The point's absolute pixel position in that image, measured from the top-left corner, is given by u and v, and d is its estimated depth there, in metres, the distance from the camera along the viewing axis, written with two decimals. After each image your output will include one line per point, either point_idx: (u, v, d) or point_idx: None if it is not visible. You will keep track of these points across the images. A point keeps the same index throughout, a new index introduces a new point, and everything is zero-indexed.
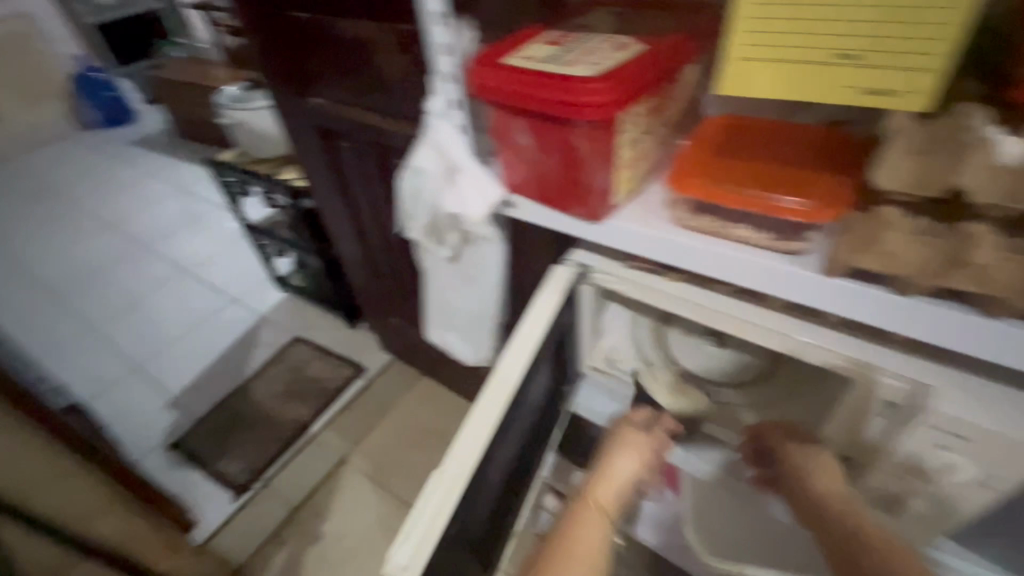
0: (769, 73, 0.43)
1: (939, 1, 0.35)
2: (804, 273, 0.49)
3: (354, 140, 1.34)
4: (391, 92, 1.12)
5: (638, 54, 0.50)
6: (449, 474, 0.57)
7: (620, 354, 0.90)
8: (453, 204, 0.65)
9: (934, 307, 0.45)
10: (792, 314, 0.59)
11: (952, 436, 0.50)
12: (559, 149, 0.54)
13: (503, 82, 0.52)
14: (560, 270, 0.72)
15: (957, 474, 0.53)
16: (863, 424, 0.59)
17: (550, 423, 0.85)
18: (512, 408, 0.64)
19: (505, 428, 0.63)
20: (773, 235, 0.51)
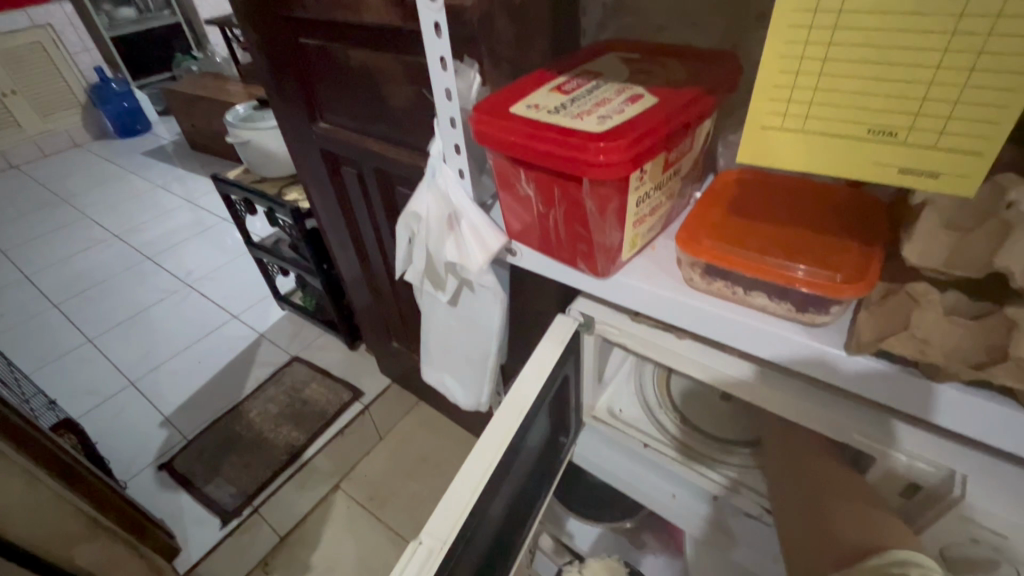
0: (783, 139, 0.35)
1: (1000, 64, 0.27)
2: (826, 348, 0.45)
3: (359, 166, 1.32)
4: (398, 121, 1.10)
5: (651, 108, 0.47)
6: (425, 545, 0.52)
7: (624, 404, 0.86)
8: (451, 251, 0.62)
9: (972, 398, 0.40)
10: (810, 383, 0.55)
11: (989, 531, 0.46)
12: (563, 203, 0.50)
13: (506, 132, 0.49)
14: (562, 320, 0.68)
15: (993, 571, 0.48)
16: (886, 505, 0.54)
17: (546, 478, 0.80)
18: (505, 470, 0.60)
19: (496, 492, 0.59)
20: (792, 305, 0.47)
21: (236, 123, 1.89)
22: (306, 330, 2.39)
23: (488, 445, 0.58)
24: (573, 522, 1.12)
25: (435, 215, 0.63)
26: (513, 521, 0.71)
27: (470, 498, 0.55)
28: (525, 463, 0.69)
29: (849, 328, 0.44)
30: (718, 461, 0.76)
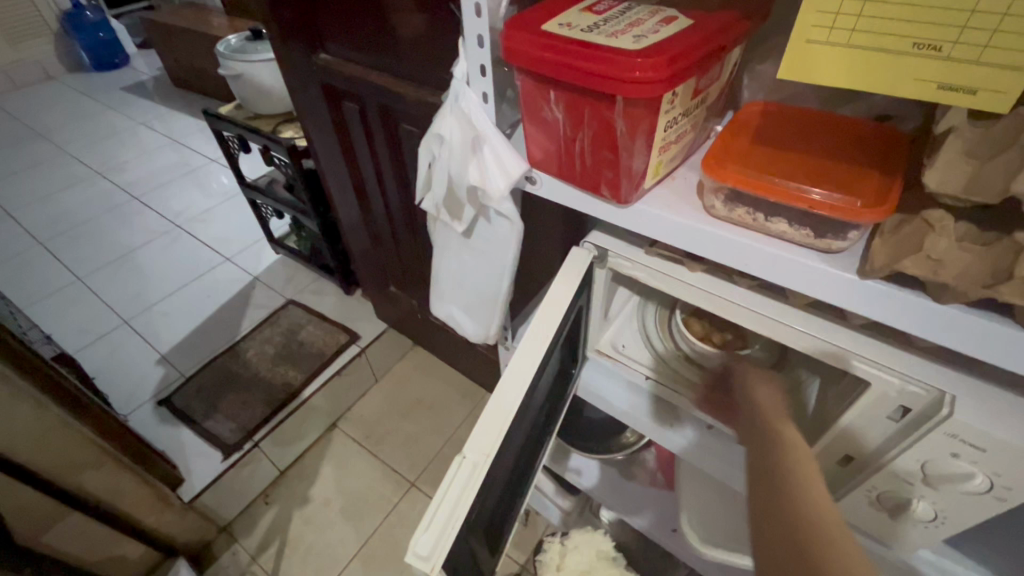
0: (828, 53, 0.35)
1: None
2: (840, 274, 0.47)
3: (361, 101, 1.28)
4: (405, 52, 1.06)
5: (686, 29, 0.47)
6: (469, 460, 0.55)
7: (627, 342, 0.89)
8: (473, 176, 0.62)
9: (975, 320, 0.43)
10: (816, 314, 0.57)
11: (968, 446, 0.50)
12: (592, 126, 0.51)
13: (538, 49, 0.49)
14: (577, 252, 0.69)
15: (968, 483, 0.52)
16: (873, 428, 0.58)
17: (557, 409, 0.83)
18: (529, 395, 0.62)
19: (522, 415, 0.61)
20: (809, 232, 0.49)
21: (227, 55, 1.82)
22: (300, 275, 2.38)
23: (516, 371, 0.60)
24: (576, 457, 1.20)
25: (456, 139, 0.63)
26: (529, 447, 0.74)
27: (507, 420, 0.58)
28: (541, 392, 0.72)
29: (862, 254, 0.46)
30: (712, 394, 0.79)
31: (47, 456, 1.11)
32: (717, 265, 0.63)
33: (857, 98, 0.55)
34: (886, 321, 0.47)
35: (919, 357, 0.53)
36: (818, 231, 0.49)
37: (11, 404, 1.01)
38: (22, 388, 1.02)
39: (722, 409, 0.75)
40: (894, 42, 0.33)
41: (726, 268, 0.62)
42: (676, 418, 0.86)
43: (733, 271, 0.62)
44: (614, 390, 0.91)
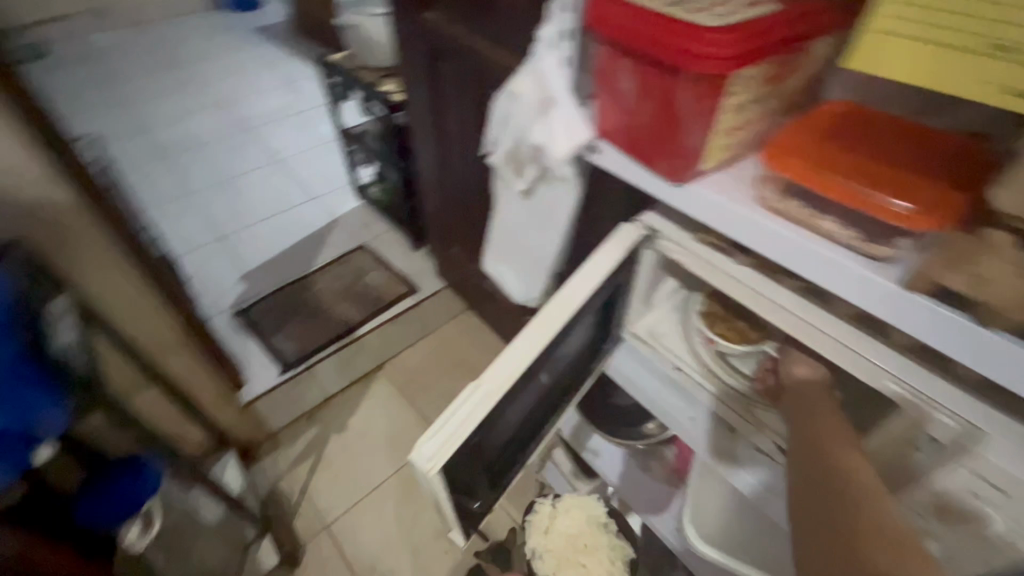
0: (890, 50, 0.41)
1: None
2: (881, 282, 0.46)
3: (457, 63, 1.33)
4: (502, 19, 1.10)
5: (772, 12, 0.47)
6: (484, 387, 0.59)
7: (663, 331, 0.89)
8: (541, 134, 0.65)
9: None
10: (857, 326, 0.56)
11: (993, 486, 0.48)
12: (658, 99, 0.52)
13: (621, 14, 0.50)
14: (628, 229, 0.71)
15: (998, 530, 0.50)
16: (907, 454, 0.57)
17: (579, 381, 0.86)
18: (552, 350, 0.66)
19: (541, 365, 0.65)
20: (861, 236, 0.48)
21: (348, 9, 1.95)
22: (376, 224, 2.52)
23: (546, 322, 0.64)
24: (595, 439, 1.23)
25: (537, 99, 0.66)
26: (542, 407, 0.78)
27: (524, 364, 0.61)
28: (565, 357, 0.75)
29: (916, 261, 0.45)
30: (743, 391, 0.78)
31: (138, 330, 1.24)
32: (773, 258, 0.63)
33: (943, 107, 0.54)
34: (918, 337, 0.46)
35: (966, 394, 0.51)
36: (870, 238, 0.48)
37: (118, 275, 1.12)
38: (128, 266, 1.13)
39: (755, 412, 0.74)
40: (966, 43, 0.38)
41: (772, 265, 0.62)
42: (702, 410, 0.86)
43: (777, 270, 0.61)
44: (643, 377, 0.93)
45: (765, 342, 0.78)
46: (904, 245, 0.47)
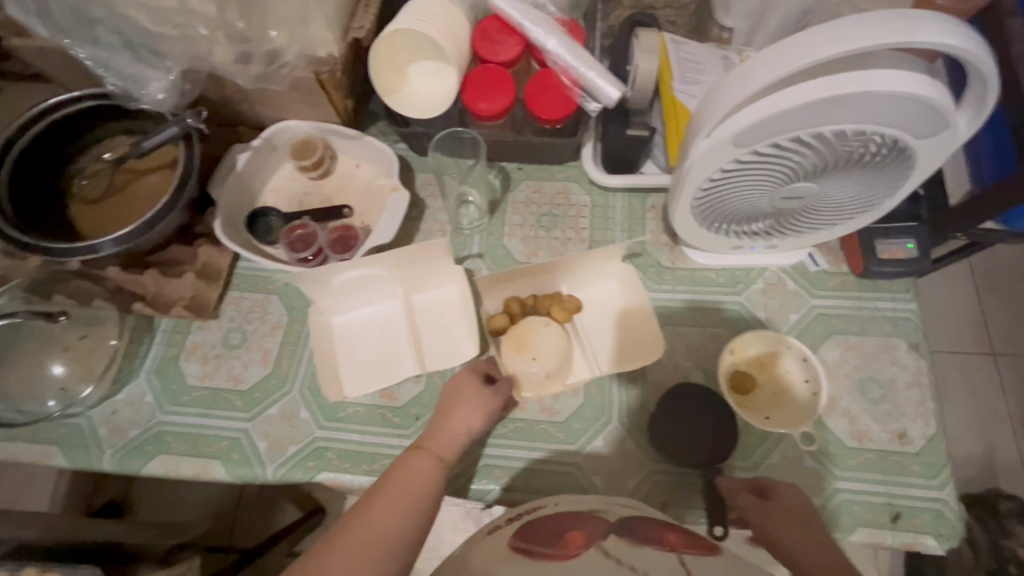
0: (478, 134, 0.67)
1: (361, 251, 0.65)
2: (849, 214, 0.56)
3: (359, 148, 0.71)
4: (393, 91, 0.67)
5: (497, 31, 0.66)
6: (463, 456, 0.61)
7: (739, 185, 0.51)
8: (591, 278, 0.66)
9: (555, 364, 0.61)
10: (877, 171, 0.49)
11: (807, 466, 0.58)
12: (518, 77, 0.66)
13: (473, 87, 0.65)
14: (772, 229, 0.59)
15: (830, 412, 0.60)
16: (808, 325, 0.64)
17: (875, 369, 0.61)
18: (551, 439, 0.61)
19: (562, 471, 0.59)
20: (910, 127, 0.43)
21: None
22: None
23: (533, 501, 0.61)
24: (898, 390, 0.60)
25: (792, 181, 0.50)
26: None
27: (517, 454, 0.60)
28: (660, 475, 0.58)
29: (813, 172, 0.49)
30: (776, 189, 0.51)
31: (195, 512, 1.09)
32: (865, 176, 0.50)
33: (610, 78, 0.62)
34: (848, 212, 0.55)
35: (713, 328, 0.65)
36: (909, 127, 0.43)
37: None
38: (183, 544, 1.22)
39: (770, 208, 0.55)
40: (494, 268, 0.70)
41: (795, 225, 0.58)
42: (828, 203, 0.53)
43: (804, 213, 0.56)
44: (813, 212, 0.55)
45: (845, 194, 0.52)
46: (897, 134, 0.44)
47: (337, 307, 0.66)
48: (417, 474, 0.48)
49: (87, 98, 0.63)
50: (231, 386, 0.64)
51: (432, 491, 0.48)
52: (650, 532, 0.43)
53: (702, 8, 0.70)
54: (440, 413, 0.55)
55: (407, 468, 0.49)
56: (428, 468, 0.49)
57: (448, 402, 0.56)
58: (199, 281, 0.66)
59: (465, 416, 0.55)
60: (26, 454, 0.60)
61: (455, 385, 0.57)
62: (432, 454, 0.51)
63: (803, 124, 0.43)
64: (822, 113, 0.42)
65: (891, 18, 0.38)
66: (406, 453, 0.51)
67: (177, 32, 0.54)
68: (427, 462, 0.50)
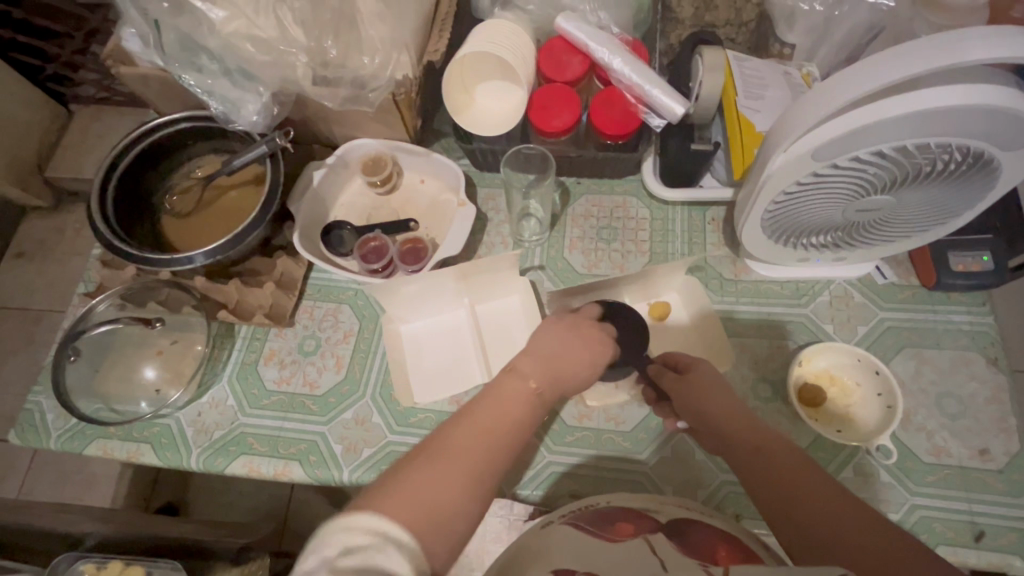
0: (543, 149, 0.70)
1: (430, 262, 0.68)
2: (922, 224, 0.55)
3: (426, 164, 0.74)
4: (462, 110, 0.70)
5: (562, 51, 0.69)
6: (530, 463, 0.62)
7: (812, 198, 0.52)
8: (653, 289, 0.67)
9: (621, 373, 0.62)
10: (956, 184, 0.49)
11: (883, 482, 0.57)
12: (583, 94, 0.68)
13: (539, 105, 0.67)
14: (840, 241, 0.59)
15: (904, 426, 0.59)
16: (878, 338, 0.63)
17: (951, 383, 0.60)
18: (617, 448, 0.61)
19: (629, 480, 0.60)
20: (994, 140, 0.43)
21: None
22: None
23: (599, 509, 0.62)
24: (976, 405, 0.59)
25: (867, 194, 0.51)
26: None
27: (584, 463, 0.61)
28: (729, 487, 0.58)
29: (890, 184, 0.49)
30: (850, 202, 0.52)
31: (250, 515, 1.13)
32: (943, 189, 0.50)
33: (675, 94, 0.64)
34: (922, 223, 0.55)
35: (779, 340, 0.65)
36: (994, 140, 0.43)
37: None
38: None
39: (841, 220, 0.55)
40: (556, 279, 0.71)
41: (866, 237, 0.58)
42: (903, 214, 0.53)
43: (877, 225, 0.56)
44: (886, 223, 0.55)
45: (922, 206, 0.52)
46: (981, 146, 0.44)
47: (406, 316, 0.68)
48: (510, 400, 0.46)
49: (183, 120, 0.68)
50: (307, 391, 0.67)
51: (525, 424, 0.45)
52: (701, 537, 0.44)
53: (762, 25, 0.71)
54: (548, 345, 0.53)
55: (502, 389, 0.47)
56: (525, 398, 0.47)
57: (555, 341, 0.53)
58: (278, 290, 0.70)
59: (579, 360, 0.53)
60: (120, 451, 0.64)
61: (565, 325, 0.55)
62: (531, 384, 0.48)
63: (884, 137, 0.44)
64: (904, 126, 0.43)
65: (979, 33, 0.38)
66: (500, 377, 0.48)
67: (274, 60, 0.59)
68: (525, 390, 0.47)
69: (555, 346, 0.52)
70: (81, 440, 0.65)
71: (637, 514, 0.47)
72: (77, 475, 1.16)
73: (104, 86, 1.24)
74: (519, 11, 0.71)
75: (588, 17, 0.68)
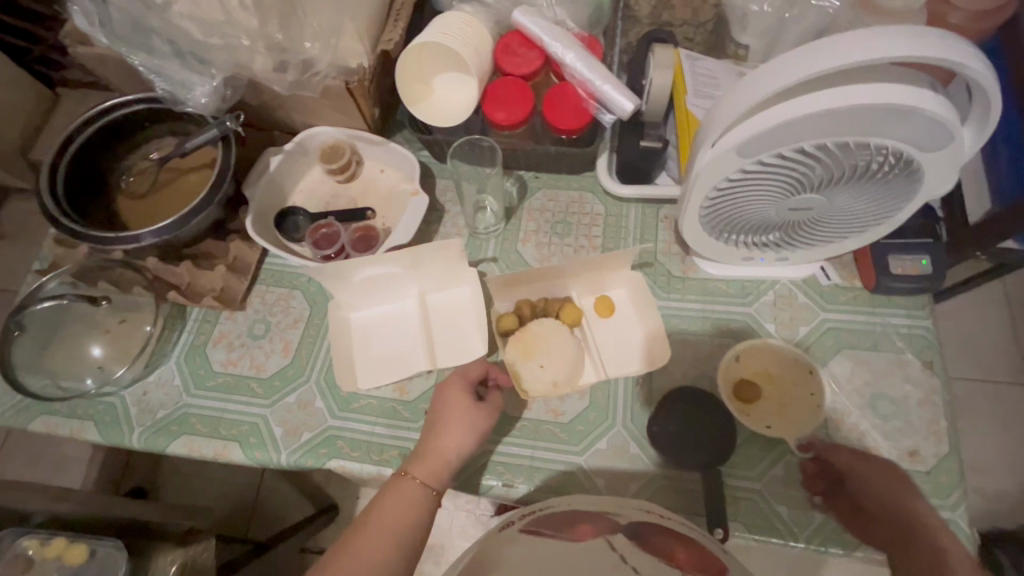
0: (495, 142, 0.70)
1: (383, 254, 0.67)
2: (857, 225, 0.56)
3: (384, 153, 0.75)
4: (417, 101, 0.70)
5: (518, 45, 0.69)
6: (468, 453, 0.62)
7: (745, 195, 0.52)
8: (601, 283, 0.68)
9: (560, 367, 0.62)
10: (884, 184, 0.49)
11: (814, 480, 0.57)
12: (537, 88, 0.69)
13: (492, 98, 0.68)
14: (780, 241, 0.60)
15: (838, 425, 0.59)
16: (819, 338, 0.64)
17: (889, 385, 0.61)
18: (556, 439, 0.62)
19: (564, 471, 0.60)
20: (916, 141, 0.44)
21: None
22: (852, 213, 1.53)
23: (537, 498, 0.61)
24: (912, 406, 0.59)
25: (797, 193, 0.51)
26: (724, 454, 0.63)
27: (523, 453, 0.61)
28: (662, 480, 0.59)
29: (820, 183, 0.50)
30: (783, 200, 0.52)
31: (215, 500, 1.13)
32: (872, 189, 0.50)
33: (624, 91, 0.64)
34: (858, 224, 0.55)
35: (722, 337, 0.65)
36: (915, 139, 0.44)
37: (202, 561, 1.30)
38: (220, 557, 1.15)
39: (777, 219, 0.56)
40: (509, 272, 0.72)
41: (805, 238, 0.59)
42: (837, 214, 0.54)
43: (814, 225, 0.56)
44: (821, 223, 0.56)
45: (855, 205, 0.52)
46: (903, 146, 0.44)
47: (356, 303, 0.69)
48: (405, 501, 0.53)
49: (139, 101, 0.68)
50: (253, 373, 0.67)
51: (420, 517, 0.53)
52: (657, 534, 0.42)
53: (719, 26, 0.72)
54: (440, 430, 0.57)
55: (394, 497, 0.53)
56: (414, 497, 0.54)
57: (445, 420, 0.57)
58: (229, 273, 0.70)
59: (456, 434, 0.57)
60: (63, 427, 0.65)
61: (444, 398, 0.58)
62: (418, 481, 0.55)
63: (806, 134, 0.44)
64: (823, 124, 0.43)
65: (891, 31, 0.39)
66: (394, 479, 0.55)
67: (221, 42, 0.59)
68: (411, 488, 0.54)
69: (444, 429, 0.57)
70: (25, 415, 0.65)
71: (596, 512, 0.43)
72: (45, 457, 1.16)
73: (84, 70, 1.24)
74: (477, 4, 0.71)
75: (544, 12, 0.69)
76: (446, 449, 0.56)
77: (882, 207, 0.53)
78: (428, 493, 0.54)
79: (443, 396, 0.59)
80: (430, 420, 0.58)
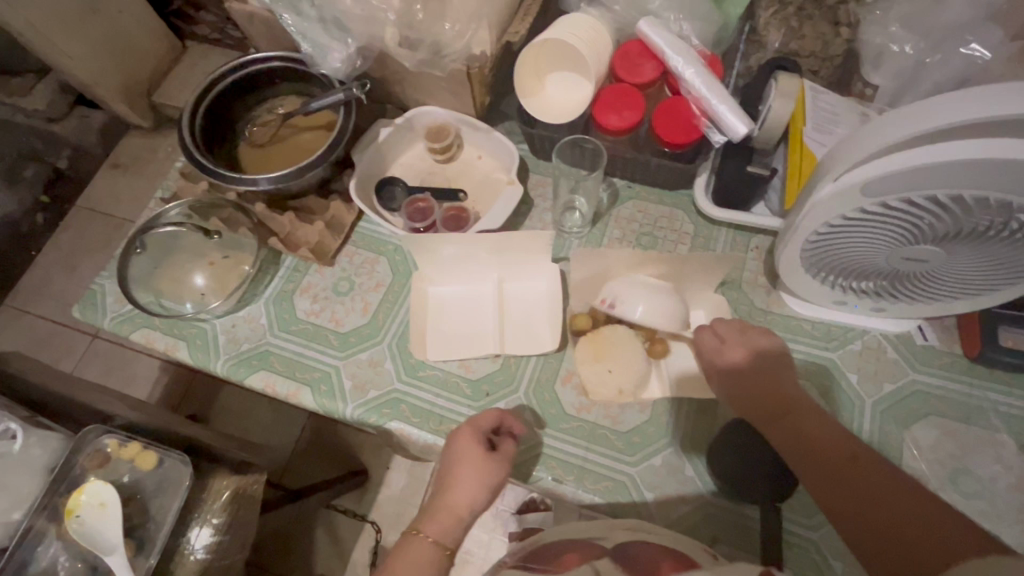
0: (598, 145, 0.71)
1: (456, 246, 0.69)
2: (973, 287, 0.53)
3: (486, 140, 0.77)
4: (529, 94, 0.72)
5: (639, 53, 0.70)
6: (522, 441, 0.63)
7: (857, 236, 0.51)
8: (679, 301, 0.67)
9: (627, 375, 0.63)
10: (1016, 247, 0.47)
11: None
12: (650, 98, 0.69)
13: (604, 103, 0.69)
14: (880, 291, 0.58)
15: None
16: (904, 398, 0.61)
17: (976, 463, 0.57)
18: (611, 445, 0.62)
19: (614, 478, 0.60)
20: None
21: None
22: None
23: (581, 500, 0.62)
24: (998, 490, 0.56)
25: (916, 242, 0.49)
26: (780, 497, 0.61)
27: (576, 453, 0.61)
28: (714, 509, 0.58)
29: (943, 235, 0.47)
30: (898, 247, 0.50)
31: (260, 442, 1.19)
32: (1002, 250, 0.47)
33: (740, 113, 0.63)
34: (974, 285, 0.52)
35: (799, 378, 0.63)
36: None
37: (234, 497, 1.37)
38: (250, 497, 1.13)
39: (885, 267, 0.54)
40: None
41: (911, 292, 0.56)
42: (953, 271, 0.51)
43: (924, 280, 0.54)
44: (933, 278, 0.53)
45: (977, 264, 0.50)
46: None
47: (436, 277, 0.71)
48: (417, 564, 0.50)
49: (276, 59, 0.74)
50: (332, 326, 0.71)
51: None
52: (646, 552, 0.43)
53: (847, 64, 0.70)
54: (453, 482, 0.55)
55: (408, 557, 0.51)
56: (427, 560, 0.51)
57: (456, 474, 0.55)
58: (326, 230, 0.75)
59: (468, 486, 0.54)
60: (160, 342, 0.70)
61: (456, 449, 0.56)
62: (429, 540, 0.52)
63: (943, 182, 0.42)
64: (965, 175, 0.41)
65: None
66: (406, 538, 0.52)
67: (367, 14, 0.63)
68: (423, 548, 0.51)
69: (455, 485, 0.54)
70: (130, 325, 0.71)
71: (582, 542, 0.45)
72: (119, 370, 1.26)
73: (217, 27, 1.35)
74: (603, 9, 0.72)
75: (670, 26, 0.69)
76: (459, 504, 0.54)
77: (1008, 272, 0.49)
78: (442, 550, 0.52)
79: (453, 445, 0.57)
80: (441, 471, 0.56)
